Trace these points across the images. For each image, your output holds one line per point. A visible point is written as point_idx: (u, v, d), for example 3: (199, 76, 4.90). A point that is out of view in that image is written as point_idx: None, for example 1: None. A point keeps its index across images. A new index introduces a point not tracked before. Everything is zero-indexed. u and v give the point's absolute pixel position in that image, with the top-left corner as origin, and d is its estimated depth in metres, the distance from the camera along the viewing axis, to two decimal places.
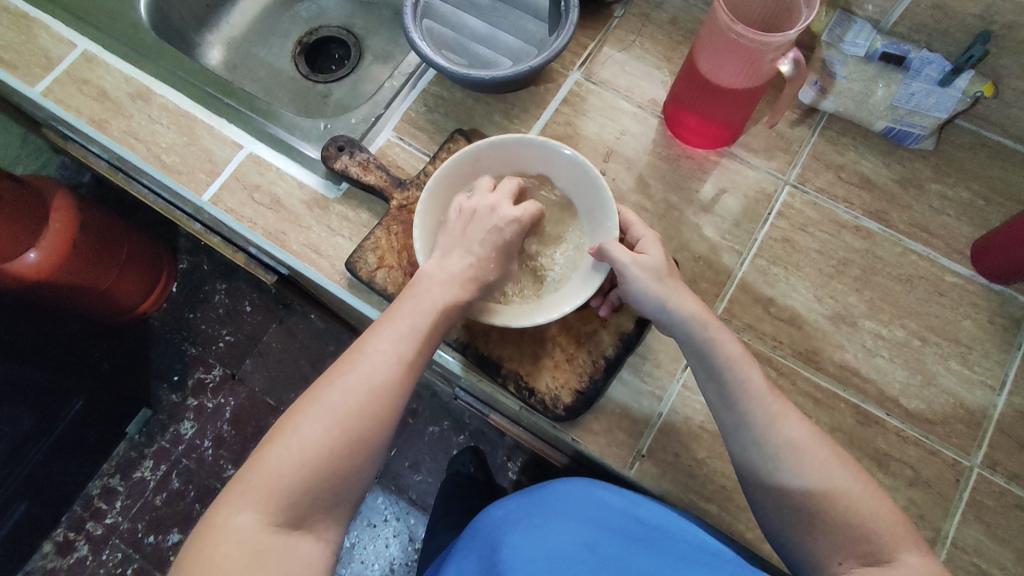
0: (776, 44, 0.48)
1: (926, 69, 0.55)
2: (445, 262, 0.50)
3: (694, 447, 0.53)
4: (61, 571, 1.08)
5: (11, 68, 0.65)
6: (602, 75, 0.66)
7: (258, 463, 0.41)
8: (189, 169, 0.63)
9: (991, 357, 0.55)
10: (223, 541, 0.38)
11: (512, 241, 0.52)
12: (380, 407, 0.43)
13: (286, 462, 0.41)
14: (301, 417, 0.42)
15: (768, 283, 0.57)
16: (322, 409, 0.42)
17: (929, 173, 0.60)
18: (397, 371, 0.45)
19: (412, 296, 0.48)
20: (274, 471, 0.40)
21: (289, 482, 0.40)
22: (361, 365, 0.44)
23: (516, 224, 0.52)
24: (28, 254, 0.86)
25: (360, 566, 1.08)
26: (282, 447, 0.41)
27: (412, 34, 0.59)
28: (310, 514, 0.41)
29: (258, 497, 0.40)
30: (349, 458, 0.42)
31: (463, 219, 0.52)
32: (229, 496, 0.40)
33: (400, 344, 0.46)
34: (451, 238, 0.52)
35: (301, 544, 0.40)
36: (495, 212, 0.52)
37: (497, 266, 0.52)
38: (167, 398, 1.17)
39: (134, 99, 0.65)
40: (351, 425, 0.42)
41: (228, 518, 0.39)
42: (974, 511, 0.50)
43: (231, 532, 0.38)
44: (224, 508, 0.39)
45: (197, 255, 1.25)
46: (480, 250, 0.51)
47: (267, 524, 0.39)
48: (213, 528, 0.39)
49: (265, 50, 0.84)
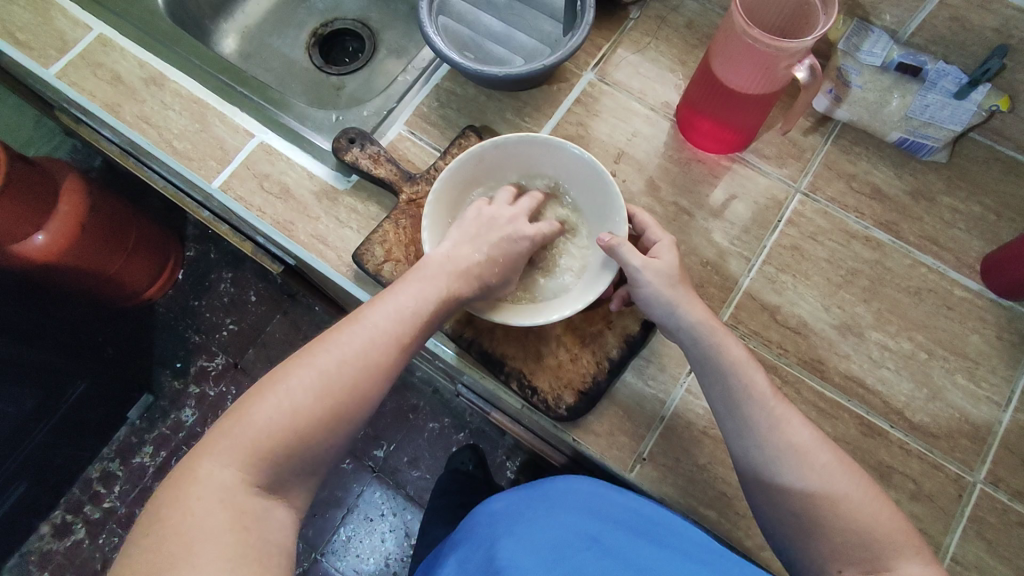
0: (792, 50, 0.48)
1: (943, 81, 0.55)
2: (455, 253, 0.50)
3: (695, 452, 0.52)
4: (58, 553, 1.09)
5: (27, 49, 0.66)
6: (616, 76, 0.65)
7: (245, 417, 0.40)
8: (200, 156, 0.63)
9: (998, 373, 0.54)
10: (201, 493, 0.38)
11: (520, 254, 0.52)
12: (372, 383, 0.44)
13: (273, 424, 0.40)
14: (292, 378, 0.42)
15: (775, 291, 0.57)
16: (315, 375, 0.42)
17: (942, 186, 0.60)
18: (394, 349, 0.45)
19: (417, 277, 0.48)
20: (261, 431, 0.40)
21: (275, 444, 0.40)
22: (358, 337, 0.44)
23: (530, 240, 0.53)
24: (36, 236, 0.87)
25: (356, 559, 1.08)
26: (272, 406, 0.41)
27: (427, 29, 0.59)
28: (289, 479, 0.41)
29: (243, 455, 0.39)
30: (335, 429, 0.42)
31: (479, 220, 0.52)
32: (211, 448, 0.39)
33: (400, 323, 0.46)
34: (465, 234, 0.51)
35: (279, 509, 0.40)
36: (512, 223, 0.53)
37: (499, 273, 0.51)
38: (169, 384, 1.18)
39: (147, 84, 0.65)
40: (343, 397, 0.42)
41: (209, 470, 0.39)
42: (975, 527, 0.50)
43: (212, 485, 0.38)
44: (207, 461, 0.39)
45: (204, 243, 1.25)
46: (491, 250, 0.51)
47: (249, 482, 0.39)
48: (192, 479, 0.38)
49: (279, 40, 0.84)
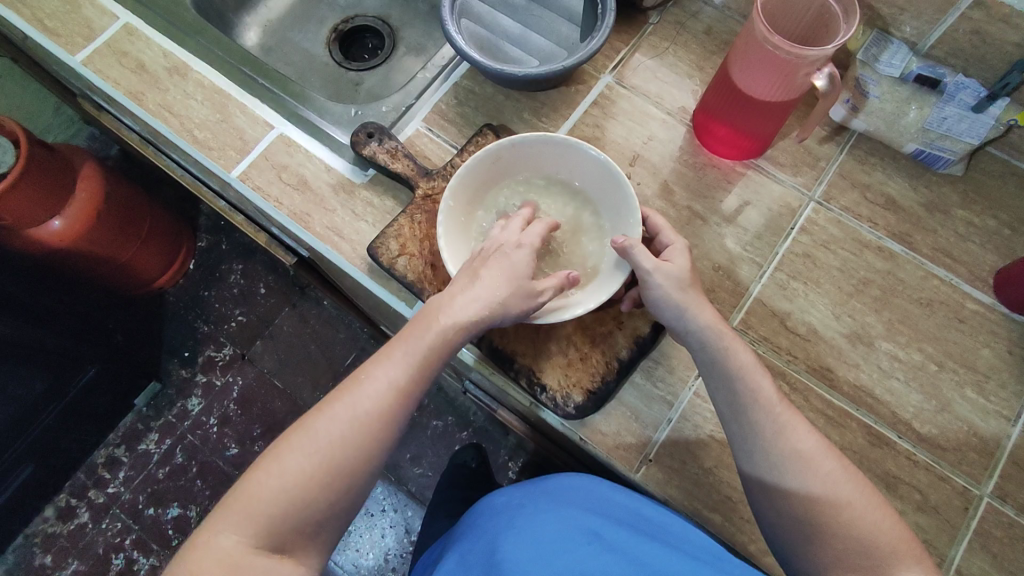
0: (812, 58, 0.48)
1: (960, 94, 0.55)
2: (452, 287, 0.48)
3: (701, 456, 0.53)
4: (61, 536, 1.10)
5: (54, 36, 0.67)
6: (633, 80, 0.66)
7: (245, 484, 0.42)
8: (219, 146, 0.63)
9: (1008, 388, 0.54)
10: (202, 561, 0.39)
11: (523, 262, 0.49)
12: (365, 435, 0.43)
13: (268, 488, 0.41)
14: (288, 443, 0.43)
15: (786, 297, 0.57)
16: (309, 438, 0.43)
17: (956, 199, 0.60)
18: (389, 399, 0.44)
19: (410, 325, 0.47)
20: (257, 497, 0.41)
21: (271, 507, 0.41)
22: (351, 393, 0.44)
23: (523, 246, 0.49)
24: (52, 222, 0.89)
25: (355, 553, 1.09)
26: (267, 472, 0.42)
27: (449, 27, 0.60)
28: (292, 540, 0.42)
29: (242, 519, 0.40)
30: (333, 486, 0.42)
31: (472, 256, 0.50)
32: (216, 515, 0.41)
33: (393, 373, 0.45)
34: (463, 270, 0.49)
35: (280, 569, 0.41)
36: (503, 241, 0.50)
37: (509, 287, 0.47)
38: (177, 373, 1.19)
39: (171, 73, 0.66)
40: (335, 453, 0.43)
41: (212, 536, 0.40)
42: (981, 541, 0.50)
43: (213, 551, 0.40)
44: (210, 528, 0.41)
45: (217, 234, 1.26)
46: (489, 270, 0.48)
47: (247, 546, 0.40)
48: (197, 546, 0.40)
49: (300, 35, 0.85)
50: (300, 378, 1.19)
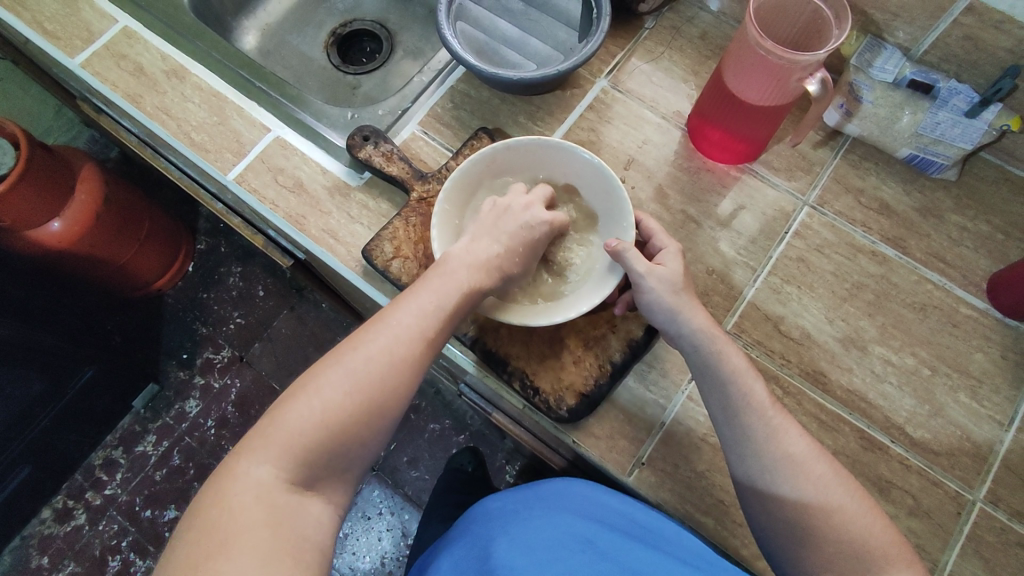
0: (804, 63, 0.49)
1: (954, 99, 0.55)
2: (473, 245, 0.51)
3: (694, 459, 0.53)
4: (57, 538, 1.10)
5: (53, 39, 0.67)
6: (629, 84, 0.66)
7: (278, 420, 0.41)
8: (216, 148, 0.64)
9: (1001, 393, 0.54)
10: (237, 493, 0.38)
11: (541, 240, 0.53)
12: (399, 376, 0.44)
13: (304, 423, 0.41)
14: (320, 380, 0.43)
15: (780, 301, 0.57)
16: (342, 375, 0.43)
17: (950, 204, 0.60)
18: (420, 344, 0.45)
19: (437, 275, 0.49)
20: (293, 431, 0.41)
21: (307, 441, 0.41)
22: (383, 335, 0.45)
23: (546, 224, 0.53)
24: (51, 224, 0.89)
25: (352, 557, 1.09)
26: (301, 407, 0.41)
27: (445, 32, 0.60)
28: (324, 477, 0.41)
29: (276, 453, 0.40)
30: (365, 425, 0.42)
31: (495, 212, 0.53)
32: (247, 450, 0.41)
33: (424, 319, 0.46)
34: (481, 225, 0.53)
35: (313, 506, 0.40)
36: (528, 211, 0.53)
37: (521, 261, 0.52)
38: (175, 375, 1.19)
39: (168, 76, 0.67)
40: (370, 392, 0.43)
41: (245, 469, 0.39)
42: (973, 546, 0.50)
43: (248, 484, 0.39)
44: (243, 461, 0.40)
45: (215, 236, 1.27)
46: (508, 240, 0.52)
47: (283, 480, 0.40)
48: (228, 480, 0.39)
49: (299, 39, 0.85)
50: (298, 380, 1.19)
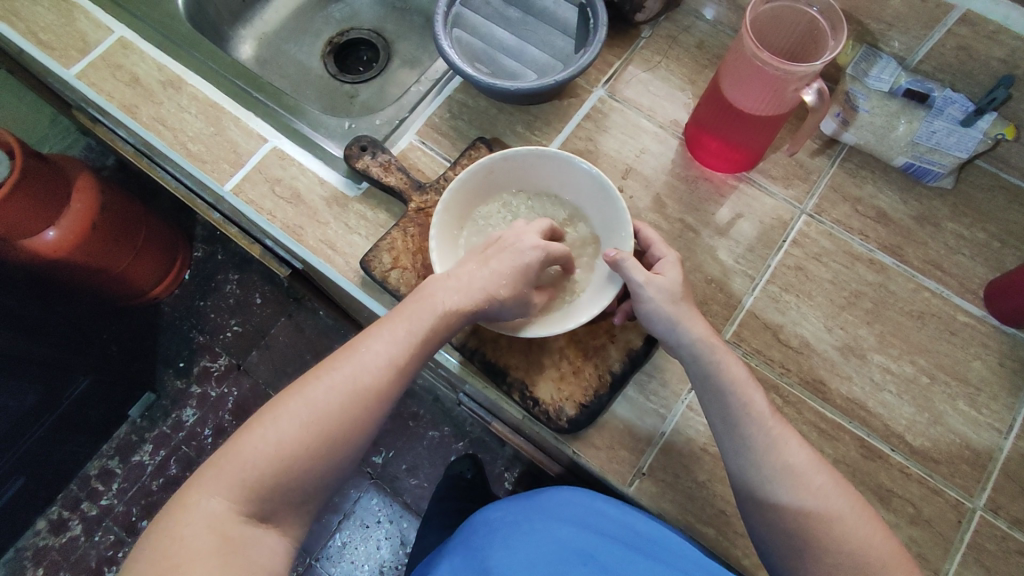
0: (800, 74, 0.49)
1: (949, 108, 0.55)
2: (459, 271, 0.49)
3: (695, 469, 0.52)
4: (52, 550, 1.09)
5: (49, 49, 0.67)
6: (626, 93, 0.66)
7: (237, 448, 0.41)
8: (213, 158, 0.64)
9: (1000, 400, 0.54)
10: (189, 522, 0.39)
11: (532, 266, 0.49)
12: (361, 407, 0.44)
13: (261, 454, 0.41)
14: (282, 410, 0.43)
15: (778, 310, 0.57)
16: (304, 406, 0.43)
17: (947, 212, 0.60)
18: (387, 374, 0.45)
19: (413, 301, 0.48)
20: (250, 461, 0.41)
21: (263, 472, 0.41)
22: (350, 364, 0.44)
23: (539, 250, 0.50)
24: (47, 232, 0.89)
25: (350, 566, 1.08)
26: (260, 436, 0.41)
27: (442, 42, 0.60)
28: (280, 507, 0.41)
29: (232, 484, 0.40)
30: (325, 458, 0.42)
31: (487, 244, 0.52)
32: (203, 478, 0.41)
33: (394, 348, 0.46)
34: (472, 255, 0.51)
35: (268, 537, 0.41)
36: (520, 240, 0.51)
37: (510, 288, 0.49)
38: (171, 384, 1.18)
39: (165, 86, 0.66)
40: (332, 424, 0.43)
41: (199, 499, 0.40)
42: (974, 554, 0.50)
43: (201, 514, 0.39)
44: (198, 489, 0.40)
45: (212, 244, 1.26)
46: (496, 265, 0.49)
47: (237, 511, 0.40)
48: (183, 508, 0.39)
49: (296, 48, 0.85)
50: None
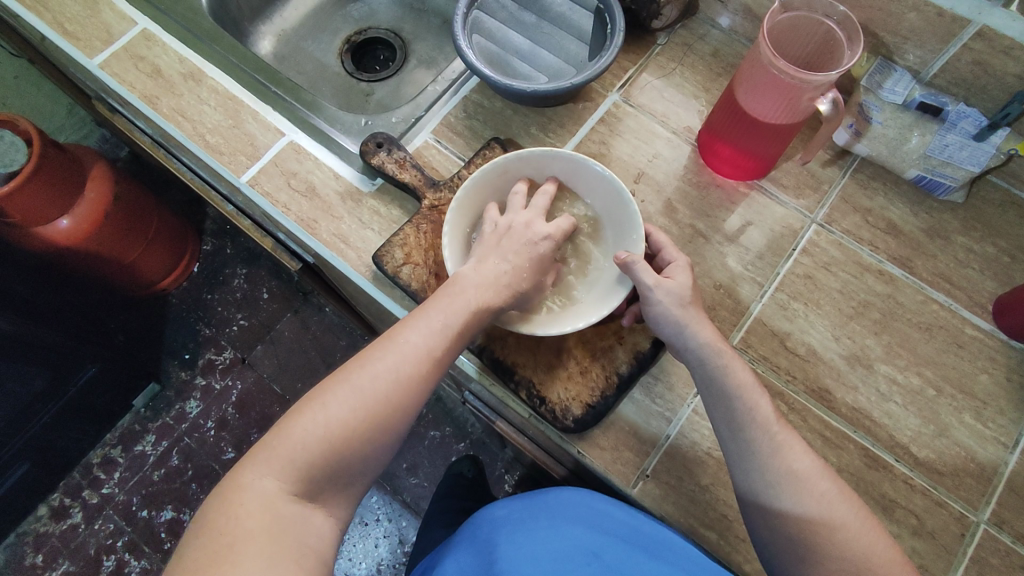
0: (816, 83, 0.49)
1: (961, 122, 0.56)
2: (481, 266, 0.50)
3: (698, 473, 0.53)
4: (53, 536, 1.09)
5: (73, 39, 0.68)
6: (640, 99, 0.67)
7: (284, 432, 0.42)
8: (230, 151, 0.64)
9: (1006, 414, 0.54)
10: (242, 501, 0.39)
11: (545, 254, 0.52)
12: (405, 395, 0.44)
13: (309, 437, 0.41)
14: (328, 395, 0.43)
15: (786, 318, 0.58)
16: (351, 392, 0.43)
17: (957, 225, 0.60)
18: (426, 364, 0.45)
19: (447, 294, 0.48)
20: (299, 444, 0.41)
21: (311, 456, 0.41)
22: (391, 353, 0.45)
23: (550, 239, 0.53)
24: (61, 220, 0.89)
25: (348, 563, 1.08)
26: (308, 420, 0.42)
27: (460, 42, 0.60)
28: (327, 491, 0.42)
29: (282, 466, 0.40)
30: (372, 441, 0.43)
31: (497, 232, 0.53)
32: (252, 460, 0.41)
33: (434, 338, 0.46)
34: (487, 245, 0.52)
35: (316, 518, 0.41)
36: (530, 228, 0.53)
37: (530, 277, 0.51)
38: (177, 374, 1.19)
39: (185, 78, 0.67)
40: (376, 410, 0.43)
41: (251, 480, 0.40)
42: (976, 567, 0.50)
43: (253, 495, 0.39)
44: (249, 471, 0.40)
45: (222, 238, 1.27)
46: (515, 258, 0.51)
47: (286, 492, 0.40)
48: (234, 489, 0.40)
49: (313, 45, 0.86)
50: (300, 384, 1.19)
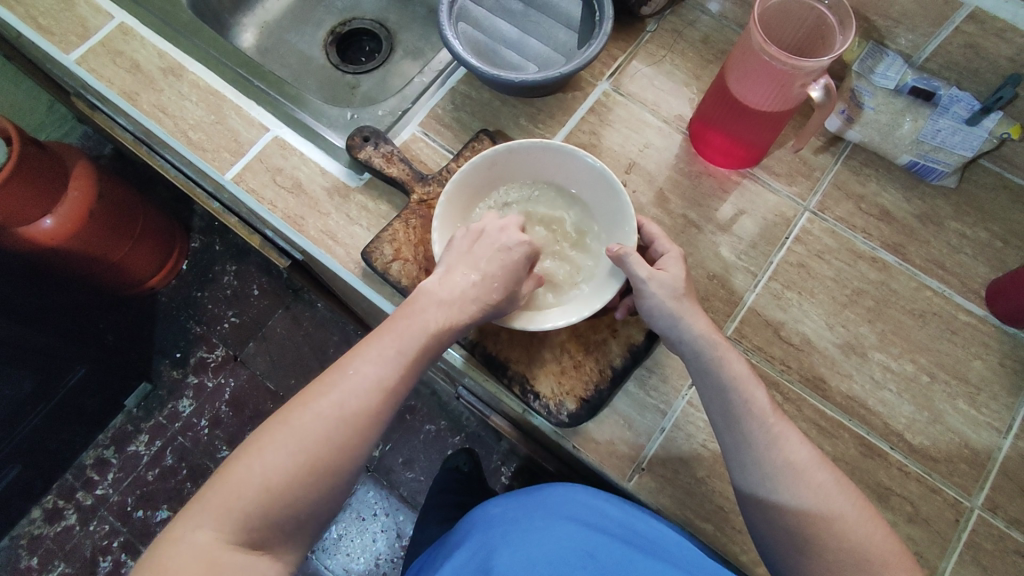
0: (808, 69, 0.49)
1: (954, 107, 0.55)
2: (449, 279, 0.49)
3: (694, 465, 0.52)
4: (47, 539, 1.08)
5: (48, 34, 0.66)
6: (630, 87, 0.66)
7: (222, 480, 0.40)
8: (214, 147, 0.63)
9: (1000, 400, 0.54)
10: (176, 554, 0.38)
11: (521, 260, 0.51)
12: (352, 432, 0.43)
13: (248, 482, 0.40)
14: (269, 437, 0.42)
15: (780, 307, 0.57)
16: (293, 432, 0.42)
17: (949, 211, 0.60)
18: (376, 397, 0.44)
19: (403, 319, 0.47)
20: (237, 492, 0.40)
21: (250, 503, 0.40)
22: (337, 387, 0.44)
23: (524, 245, 0.51)
24: (44, 220, 0.88)
25: (346, 558, 1.08)
26: (247, 465, 0.41)
27: (446, 32, 0.59)
28: (271, 537, 0.41)
29: (221, 512, 0.39)
30: (318, 481, 0.42)
31: (470, 237, 0.51)
32: (189, 510, 0.40)
33: (383, 368, 0.45)
34: (457, 253, 0.51)
35: (258, 564, 0.40)
36: (503, 233, 0.52)
37: (502, 287, 0.50)
38: (168, 373, 1.18)
39: (165, 73, 0.66)
40: (319, 449, 0.42)
41: (186, 532, 0.39)
42: (971, 553, 0.50)
43: (188, 547, 0.38)
44: (184, 521, 0.39)
45: (210, 235, 1.26)
46: (486, 266, 0.50)
47: (225, 541, 0.39)
48: (170, 540, 0.39)
49: (297, 37, 0.85)
50: (293, 381, 1.18)
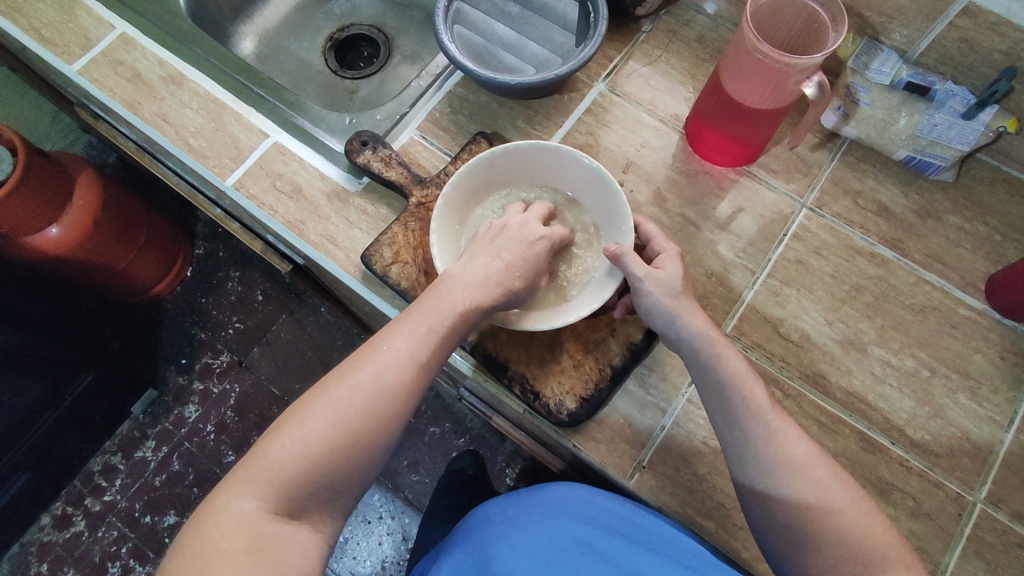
0: (801, 66, 0.49)
1: (950, 101, 0.55)
2: (472, 263, 0.50)
3: (694, 463, 0.52)
4: (56, 545, 1.09)
5: (50, 45, 0.67)
6: (626, 87, 0.66)
7: (263, 451, 0.41)
8: (214, 154, 0.64)
9: (1001, 394, 0.54)
10: (220, 522, 0.39)
11: (541, 255, 0.51)
12: (387, 405, 0.43)
13: (289, 453, 0.41)
14: (307, 409, 0.42)
15: (778, 304, 0.57)
16: (330, 405, 0.42)
17: (948, 205, 0.60)
18: (409, 371, 0.45)
19: (432, 297, 0.48)
20: (277, 462, 0.40)
21: (290, 473, 0.40)
22: (372, 362, 0.44)
23: (545, 239, 0.52)
24: (50, 230, 0.89)
25: (353, 561, 1.08)
26: (288, 435, 0.41)
27: (443, 36, 0.60)
28: (311, 506, 0.41)
29: (262, 484, 0.40)
30: (354, 452, 0.42)
31: (492, 232, 0.52)
32: (231, 481, 0.41)
33: (416, 344, 0.46)
34: (481, 244, 0.51)
35: (298, 535, 0.40)
36: (526, 228, 0.53)
37: (522, 276, 0.50)
38: (174, 379, 1.19)
39: (166, 82, 0.66)
40: (356, 423, 0.42)
41: (230, 500, 0.39)
42: (975, 547, 0.50)
43: (232, 515, 0.39)
44: (227, 491, 0.40)
45: (214, 241, 1.27)
46: (509, 255, 0.50)
47: (266, 511, 0.39)
48: (212, 511, 0.39)
49: (296, 44, 0.85)
50: (298, 385, 1.19)
